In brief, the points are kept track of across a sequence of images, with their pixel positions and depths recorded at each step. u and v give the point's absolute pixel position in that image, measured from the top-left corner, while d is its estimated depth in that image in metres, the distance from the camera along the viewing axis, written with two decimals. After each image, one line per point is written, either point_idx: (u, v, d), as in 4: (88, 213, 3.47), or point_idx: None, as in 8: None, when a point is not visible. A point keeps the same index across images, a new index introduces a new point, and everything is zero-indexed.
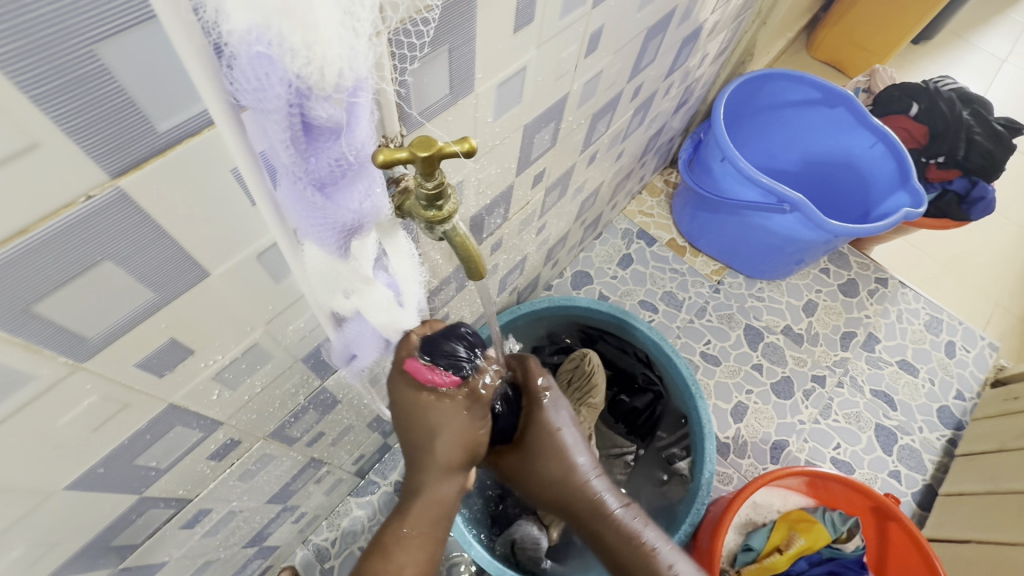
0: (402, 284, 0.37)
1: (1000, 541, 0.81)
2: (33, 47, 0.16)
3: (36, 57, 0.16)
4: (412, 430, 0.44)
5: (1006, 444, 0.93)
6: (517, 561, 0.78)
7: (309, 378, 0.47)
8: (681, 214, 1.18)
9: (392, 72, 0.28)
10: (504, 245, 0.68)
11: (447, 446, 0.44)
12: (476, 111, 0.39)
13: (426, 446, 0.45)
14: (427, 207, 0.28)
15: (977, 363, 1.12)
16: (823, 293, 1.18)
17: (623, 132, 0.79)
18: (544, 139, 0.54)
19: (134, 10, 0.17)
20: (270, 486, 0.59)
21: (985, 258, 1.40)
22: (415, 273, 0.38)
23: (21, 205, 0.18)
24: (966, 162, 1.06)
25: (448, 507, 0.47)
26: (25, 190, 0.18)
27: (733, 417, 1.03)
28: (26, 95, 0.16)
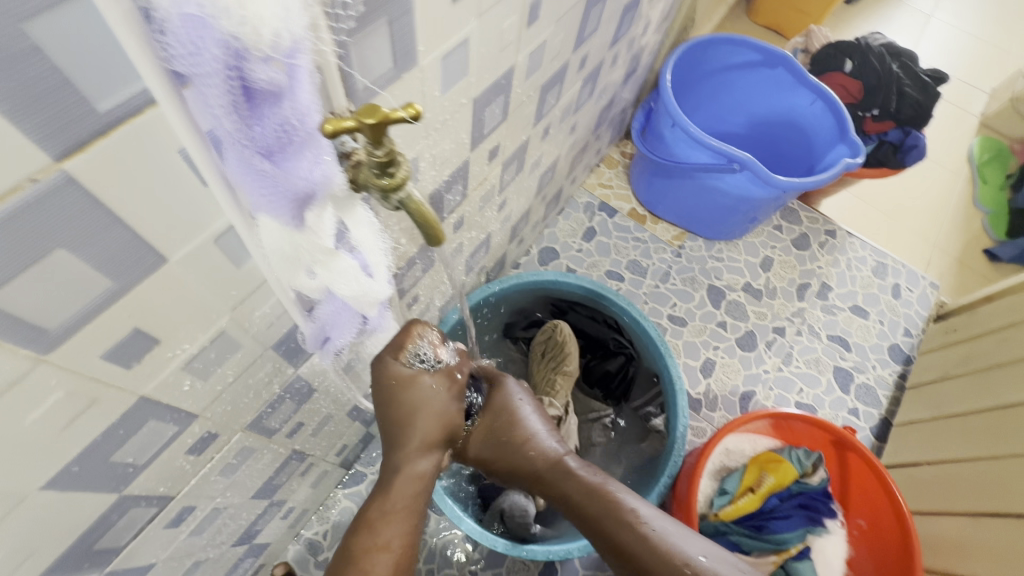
0: (367, 254, 0.37)
1: (942, 460, 0.87)
2: None
3: None
4: (390, 408, 0.50)
5: (947, 372, 1.00)
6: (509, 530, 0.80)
7: (282, 366, 0.47)
8: (639, 182, 1.21)
9: (330, 34, 0.28)
10: (467, 223, 0.69)
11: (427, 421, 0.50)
12: (423, 85, 0.39)
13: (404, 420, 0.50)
14: (380, 174, 0.29)
15: (921, 302, 1.20)
16: (777, 248, 1.23)
17: (574, 104, 0.80)
18: (496, 113, 0.55)
19: None
20: (253, 481, 0.59)
21: (922, 204, 1.49)
22: (378, 242, 0.38)
23: None
24: (898, 114, 1.12)
25: (427, 481, 0.51)
26: None
27: (702, 373, 1.08)
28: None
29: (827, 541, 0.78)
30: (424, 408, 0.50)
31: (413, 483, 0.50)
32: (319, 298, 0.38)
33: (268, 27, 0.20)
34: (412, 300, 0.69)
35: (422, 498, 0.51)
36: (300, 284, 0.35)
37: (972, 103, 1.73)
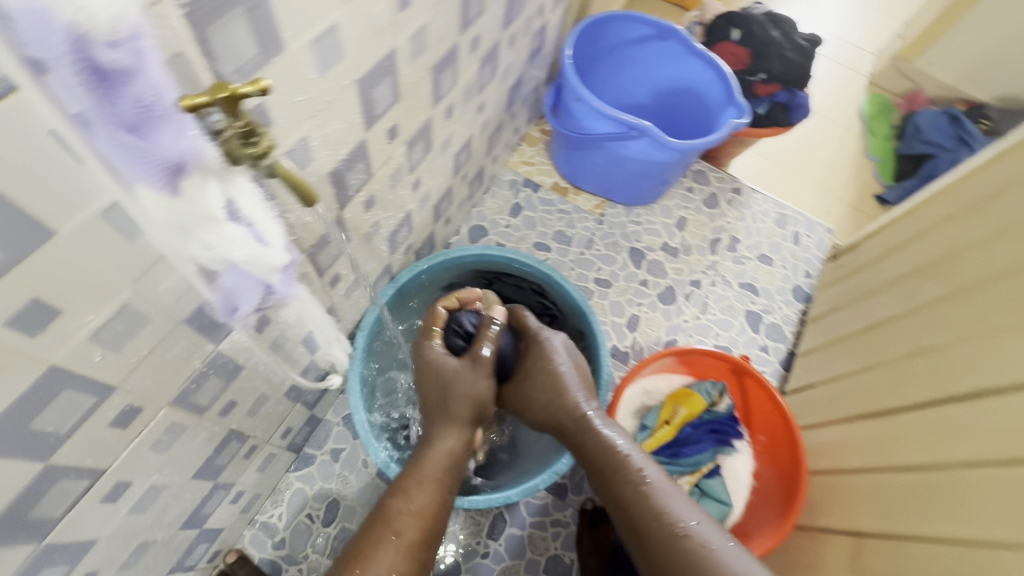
0: (257, 224, 0.42)
1: (830, 378, 0.99)
2: None
3: None
4: (429, 391, 0.73)
5: (837, 303, 1.12)
6: None
7: (199, 341, 0.51)
8: (558, 157, 1.28)
9: (179, 15, 0.31)
10: (379, 201, 0.73)
11: (458, 402, 0.71)
12: (296, 68, 0.44)
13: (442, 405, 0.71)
14: (245, 144, 0.33)
15: (818, 245, 1.32)
16: (690, 208, 1.33)
17: (475, 84, 0.85)
18: (385, 93, 0.60)
19: None
20: (191, 459, 0.62)
21: (820, 159, 1.63)
22: (265, 213, 0.43)
23: None
24: (783, 76, 1.23)
25: (455, 457, 0.68)
26: None
27: (628, 329, 1.17)
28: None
29: (736, 459, 0.87)
30: (452, 387, 0.71)
31: (442, 459, 0.67)
32: (221, 270, 0.43)
33: (103, 16, 0.24)
34: (333, 279, 0.73)
35: (447, 475, 0.66)
36: (198, 252, 0.40)
37: (860, 64, 1.89)
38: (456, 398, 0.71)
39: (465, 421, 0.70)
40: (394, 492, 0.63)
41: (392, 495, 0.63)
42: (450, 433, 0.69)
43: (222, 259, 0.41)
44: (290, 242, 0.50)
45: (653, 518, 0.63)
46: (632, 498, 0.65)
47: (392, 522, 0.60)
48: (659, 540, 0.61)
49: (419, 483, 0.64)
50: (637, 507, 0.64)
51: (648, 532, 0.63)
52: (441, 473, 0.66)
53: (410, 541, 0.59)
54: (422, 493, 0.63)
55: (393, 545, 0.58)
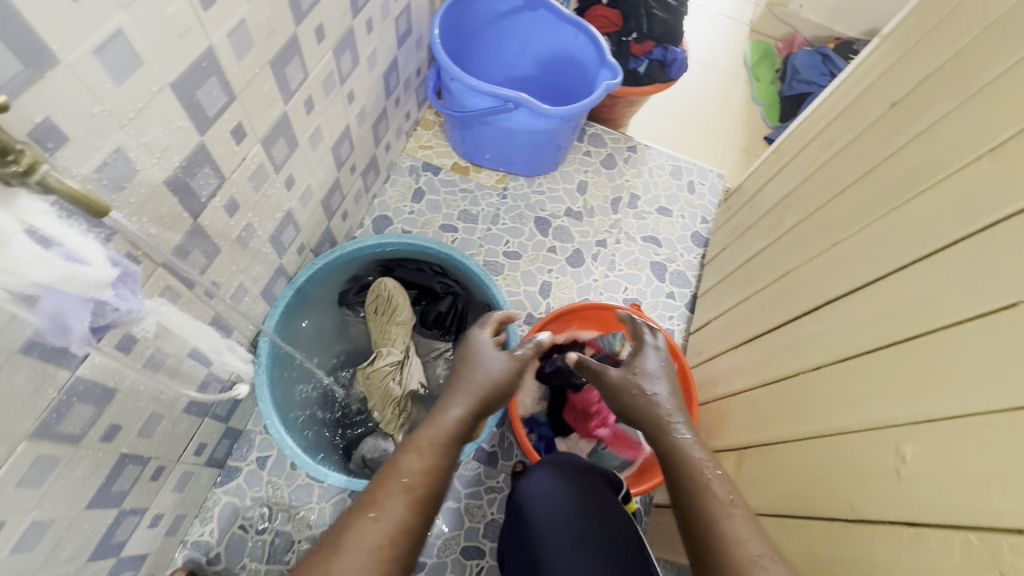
0: (75, 250, 0.43)
1: (722, 311, 1.06)
2: None
3: None
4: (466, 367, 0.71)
5: (726, 243, 1.19)
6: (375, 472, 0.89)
7: (47, 368, 0.50)
8: (453, 137, 1.29)
9: None
10: (244, 204, 0.73)
11: (483, 373, 0.69)
12: (83, 81, 0.43)
13: (472, 371, 0.69)
14: (6, 162, 0.33)
15: (711, 191, 1.40)
16: (589, 171, 1.37)
17: (336, 73, 0.85)
18: (216, 94, 0.59)
19: None
20: (79, 489, 0.61)
21: (712, 110, 1.71)
22: (84, 240, 0.45)
23: None
24: (653, 33, 1.28)
25: (458, 431, 0.61)
26: None
27: (541, 296, 1.21)
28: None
29: None
30: (482, 362, 0.71)
31: (450, 420, 0.61)
32: (40, 297, 0.42)
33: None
34: (211, 288, 0.72)
35: (453, 442, 0.60)
36: (2, 283, 0.39)
37: (743, 12, 1.97)
38: (488, 364, 0.70)
39: (478, 395, 0.66)
40: (405, 448, 0.57)
41: (402, 451, 0.56)
42: (464, 401, 0.64)
43: (31, 284, 0.41)
44: (111, 247, 0.50)
45: (717, 525, 0.55)
46: (695, 487, 0.58)
47: (400, 478, 0.54)
48: (708, 537, 0.54)
49: (418, 448, 0.57)
50: (690, 498, 0.58)
51: (694, 528, 0.56)
52: (447, 440, 0.60)
53: (417, 499, 0.53)
54: (426, 456, 0.57)
55: (395, 496, 0.52)
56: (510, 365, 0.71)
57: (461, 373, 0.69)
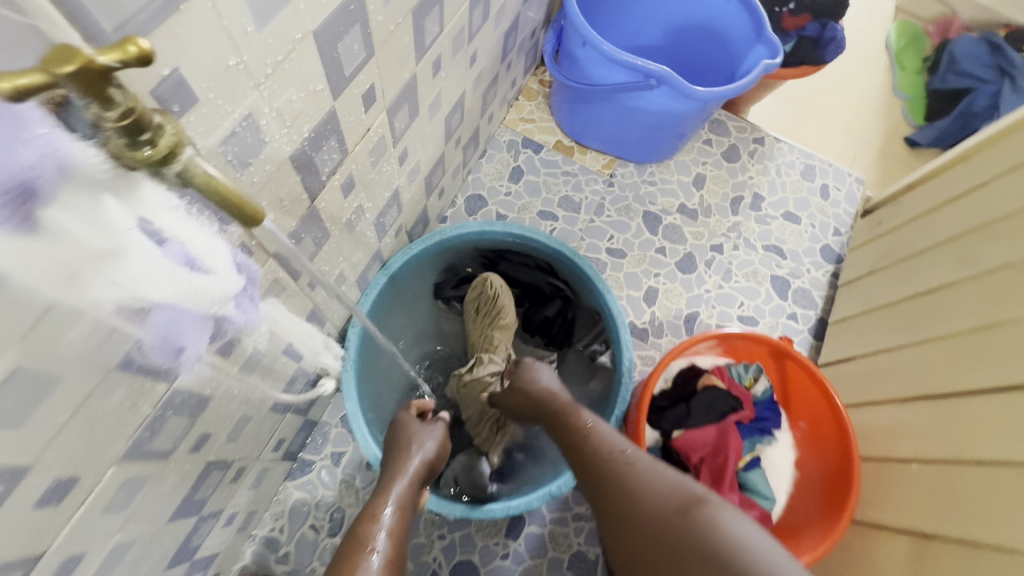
0: (191, 248, 0.31)
1: (873, 350, 0.89)
2: None
3: None
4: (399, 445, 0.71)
5: (874, 266, 1.01)
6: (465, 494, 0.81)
7: (144, 385, 0.40)
8: (561, 112, 1.13)
9: None
10: (359, 183, 0.61)
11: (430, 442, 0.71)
12: (221, 19, 0.30)
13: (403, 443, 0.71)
14: (133, 145, 0.21)
15: (848, 198, 1.21)
16: (708, 164, 1.20)
17: (466, 29, 0.71)
18: (355, 48, 0.46)
19: None
20: (163, 505, 0.53)
21: (846, 100, 1.48)
22: (206, 234, 0.33)
23: None
24: (814, 5, 1.09)
25: (410, 491, 0.64)
26: None
27: (646, 303, 1.07)
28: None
29: (774, 449, 0.81)
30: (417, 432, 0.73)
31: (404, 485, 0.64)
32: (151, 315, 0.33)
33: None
34: (314, 279, 0.62)
35: (408, 502, 0.63)
36: (103, 295, 0.29)
37: None
38: (423, 437, 0.72)
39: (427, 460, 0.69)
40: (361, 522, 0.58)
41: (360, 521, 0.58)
42: (410, 462, 0.67)
43: (141, 298, 0.30)
44: (244, 261, 0.39)
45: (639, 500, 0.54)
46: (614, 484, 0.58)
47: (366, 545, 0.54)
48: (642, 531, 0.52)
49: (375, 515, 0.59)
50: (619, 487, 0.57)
51: (640, 529, 0.53)
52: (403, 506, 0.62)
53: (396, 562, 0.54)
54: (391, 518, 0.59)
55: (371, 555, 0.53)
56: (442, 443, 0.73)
57: (392, 456, 0.68)
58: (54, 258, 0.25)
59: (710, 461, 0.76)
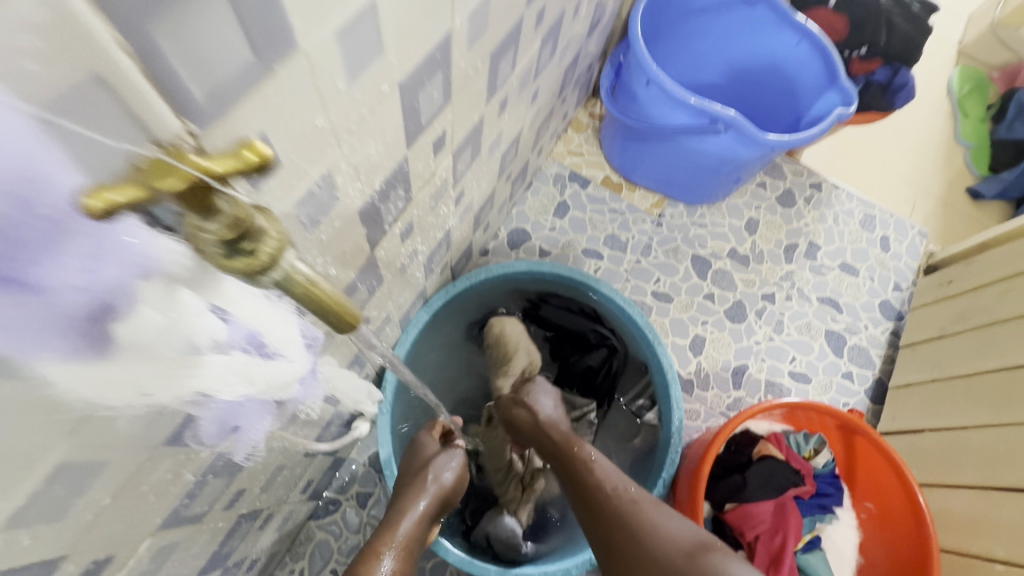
0: (258, 329, 0.28)
1: (948, 426, 0.82)
2: None
3: None
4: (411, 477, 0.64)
5: (945, 329, 0.93)
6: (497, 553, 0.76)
7: (189, 455, 0.37)
8: (611, 147, 1.10)
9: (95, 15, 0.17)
10: (417, 227, 0.58)
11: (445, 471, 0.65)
12: (315, 79, 0.27)
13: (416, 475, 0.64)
14: (231, 254, 0.21)
15: (910, 252, 1.14)
16: (762, 208, 1.15)
17: (533, 67, 0.68)
18: (435, 96, 0.43)
19: None
20: (191, 566, 0.49)
21: (905, 146, 1.42)
22: (269, 306, 0.29)
23: None
24: (888, 49, 1.03)
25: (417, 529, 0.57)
26: None
27: (692, 352, 1.02)
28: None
29: (837, 529, 0.74)
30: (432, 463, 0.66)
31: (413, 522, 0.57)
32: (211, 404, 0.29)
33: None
34: (362, 324, 0.58)
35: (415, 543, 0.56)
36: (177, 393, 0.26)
37: (951, 30, 1.64)
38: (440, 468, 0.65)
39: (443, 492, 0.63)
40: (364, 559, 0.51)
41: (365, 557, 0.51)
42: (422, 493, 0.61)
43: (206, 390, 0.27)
44: (313, 335, 0.35)
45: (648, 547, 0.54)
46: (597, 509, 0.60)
47: None
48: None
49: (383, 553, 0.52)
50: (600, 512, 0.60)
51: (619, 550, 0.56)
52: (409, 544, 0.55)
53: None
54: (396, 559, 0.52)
55: None
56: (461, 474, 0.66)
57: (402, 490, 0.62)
58: (127, 367, 0.22)
59: (766, 540, 0.69)
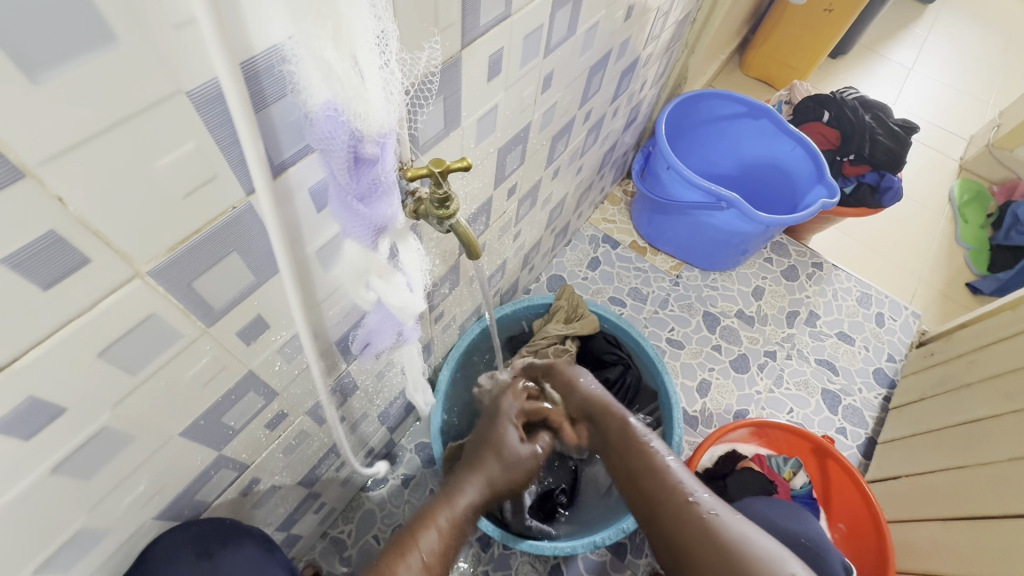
0: (411, 275, 0.47)
1: (923, 471, 0.94)
2: (216, 124, 0.27)
3: (218, 132, 0.28)
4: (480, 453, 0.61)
5: (925, 393, 1.07)
6: (506, 524, 0.86)
7: (338, 360, 0.58)
8: (639, 218, 1.33)
9: (406, 129, 0.41)
10: (487, 249, 0.80)
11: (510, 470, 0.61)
12: (463, 140, 0.51)
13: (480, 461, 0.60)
14: (439, 207, 0.40)
15: (904, 329, 1.28)
16: (768, 279, 1.33)
17: (579, 149, 0.93)
18: (515, 158, 0.67)
19: (264, 101, 0.29)
20: (302, 465, 0.68)
21: (906, 241, 1.59)
22: (420, 264, 0.49)
23: (193, 216, 0.29)
24: (873, 158, 1.26)
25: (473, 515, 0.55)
26: (194, 209, 0.29)
27: (698, 393, 1.16)
28: (210, 135, 0.27)
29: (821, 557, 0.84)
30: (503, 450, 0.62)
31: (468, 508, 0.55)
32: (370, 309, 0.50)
33: (378, 129, 0.32)
34: (438, 315, 0.79)
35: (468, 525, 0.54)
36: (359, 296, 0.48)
37: (953, 149, 1.86)
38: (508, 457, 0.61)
39: (492, 482, 0.59)
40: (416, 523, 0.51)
41: (421, 524, 0.51)
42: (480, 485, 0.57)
43: (366, 299, 0.49)
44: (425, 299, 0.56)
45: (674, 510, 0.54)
46: (649, 477, 0.59)
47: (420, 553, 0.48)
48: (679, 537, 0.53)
49: (439, 526, 0.51)
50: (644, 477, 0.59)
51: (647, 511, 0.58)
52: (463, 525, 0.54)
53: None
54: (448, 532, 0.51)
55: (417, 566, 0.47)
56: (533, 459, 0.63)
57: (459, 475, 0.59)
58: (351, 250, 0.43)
59: None
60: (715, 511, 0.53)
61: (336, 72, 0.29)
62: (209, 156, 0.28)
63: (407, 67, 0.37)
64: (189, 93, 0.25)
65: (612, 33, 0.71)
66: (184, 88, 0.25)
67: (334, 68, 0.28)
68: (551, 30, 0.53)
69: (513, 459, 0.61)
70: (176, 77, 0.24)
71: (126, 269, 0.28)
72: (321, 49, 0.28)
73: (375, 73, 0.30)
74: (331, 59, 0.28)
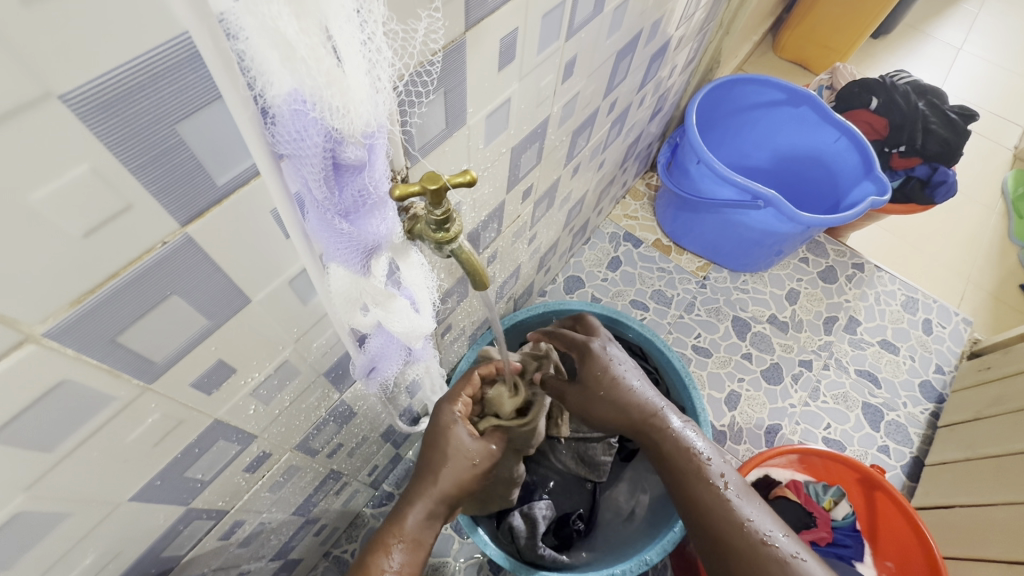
0: (414, 291, 0.39)
1: (980, 503, 0.86)
2: (117, 139, 0.20)
3: (123, 147, 0.20)
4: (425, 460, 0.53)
5: (981, 412, 0.98)
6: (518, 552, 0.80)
7: (329, 391, 0.51)
8: (665, 214, 1.23)
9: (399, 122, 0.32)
10: (499, 256, 0.72)
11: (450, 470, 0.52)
12: (469, 140, 0.43)
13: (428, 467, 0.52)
14: (437, 229, 0.33)
15: (953, 338, 1.18)
16: (803, 281, 1.23)
17: (602, 143, 0.84)
18: (530, 157, 0.59)
19: (195, 101, 0.21)
20: (295, 497, 0.62)
21: (953, 238, 1.47)
22: (426, 279, 0.40)
23: (109, 257, 0.22)
24: (925, 150, 1.14)
25: (431, 527, 0.50)
26: (106, 250, 0.22)
27: (727, 406, 1.07)
28: (112, 154, 0.20)
29: None
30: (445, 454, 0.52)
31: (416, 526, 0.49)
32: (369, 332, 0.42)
33: (361, 127, 0.25)
34: (446, 328, 0.72)
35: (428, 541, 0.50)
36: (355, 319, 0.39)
37: (1005, 136, 1.71)
38: (450, 462, 0.52)
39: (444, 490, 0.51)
40: (372, 551, 0.48)
41: (372, 551, 0.48)
42: (428, 493, 0.51)
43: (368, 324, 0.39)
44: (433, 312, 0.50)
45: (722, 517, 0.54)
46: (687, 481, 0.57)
47: None
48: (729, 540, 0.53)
49: (392, 545, 0.48)
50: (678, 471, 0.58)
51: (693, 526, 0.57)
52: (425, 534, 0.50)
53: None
54: (405, 558, 0.48)
55: None
56: (472, 448, 0.53)
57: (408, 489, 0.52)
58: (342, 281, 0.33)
59: None
60: (799, 556, 0.51)
61: (299, 53, 0.21)
62: (114, 182, 0.20)
63: (398, 44, 0.28)
64: (65, 98, 0.17)
65: (644, 10, 0.61)
66: (55, 90, 0.17)
67: (295, 47, 0.21)
68: (574, 7, 0.45)
69: (455, 450, 0.53)
70: (38, 74, 0.16)
71: (10, 334, 0.21)
72: (276, 18, 0.20)
73: (357, 51, 0.23)
74: (289, 33, 0.20)
